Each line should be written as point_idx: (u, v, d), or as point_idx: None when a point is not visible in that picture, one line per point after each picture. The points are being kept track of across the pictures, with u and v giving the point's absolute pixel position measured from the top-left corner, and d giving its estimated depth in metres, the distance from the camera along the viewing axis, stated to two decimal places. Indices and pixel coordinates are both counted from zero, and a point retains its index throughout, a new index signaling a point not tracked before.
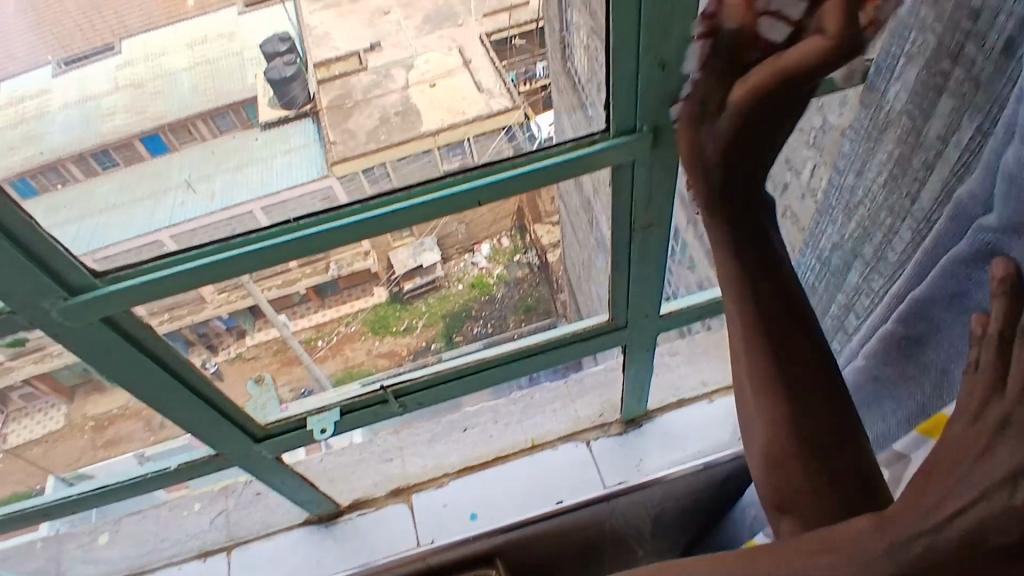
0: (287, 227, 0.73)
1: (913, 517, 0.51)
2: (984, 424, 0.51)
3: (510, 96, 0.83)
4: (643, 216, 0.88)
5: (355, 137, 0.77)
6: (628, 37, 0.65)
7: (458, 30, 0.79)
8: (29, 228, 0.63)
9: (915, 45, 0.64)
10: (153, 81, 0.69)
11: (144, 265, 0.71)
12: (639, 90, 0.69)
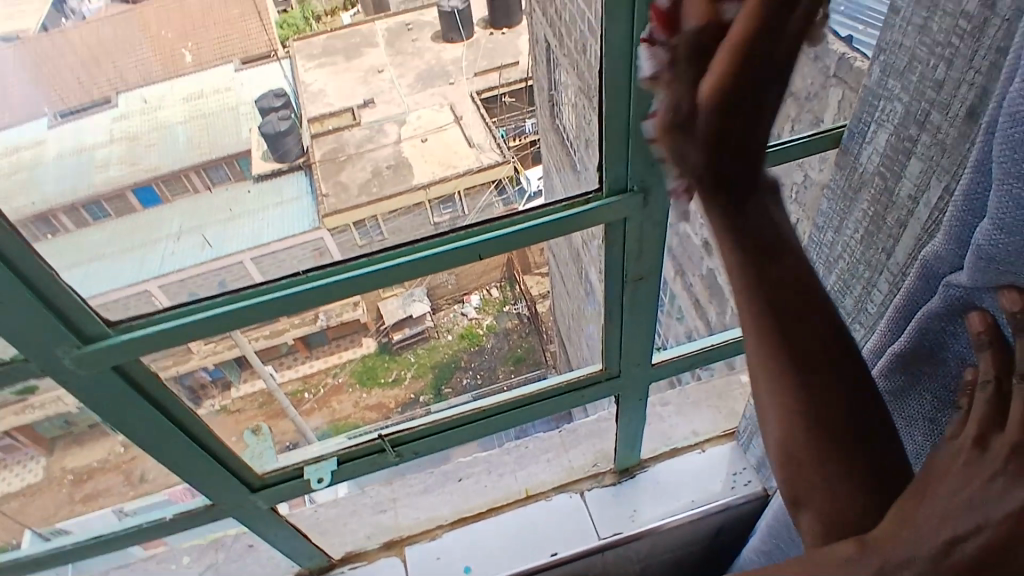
0: (296, 278, 0.69)
1: (905, 543, 0.44)
2: (990, 454, 0.44)
3: (500, 151, 0.85)
4: (634, 269, 0.88)
5: (347, 189, 0.78)
6: (617, 102, 0.67)
7: (449, 88, 0.82)
8: (45, 272, 0.59)
9: (883, 113, 0.67)
10: (150, 134, 0.70)
11: (157, 314, 0.67)
12: (627, 150, 0.71)
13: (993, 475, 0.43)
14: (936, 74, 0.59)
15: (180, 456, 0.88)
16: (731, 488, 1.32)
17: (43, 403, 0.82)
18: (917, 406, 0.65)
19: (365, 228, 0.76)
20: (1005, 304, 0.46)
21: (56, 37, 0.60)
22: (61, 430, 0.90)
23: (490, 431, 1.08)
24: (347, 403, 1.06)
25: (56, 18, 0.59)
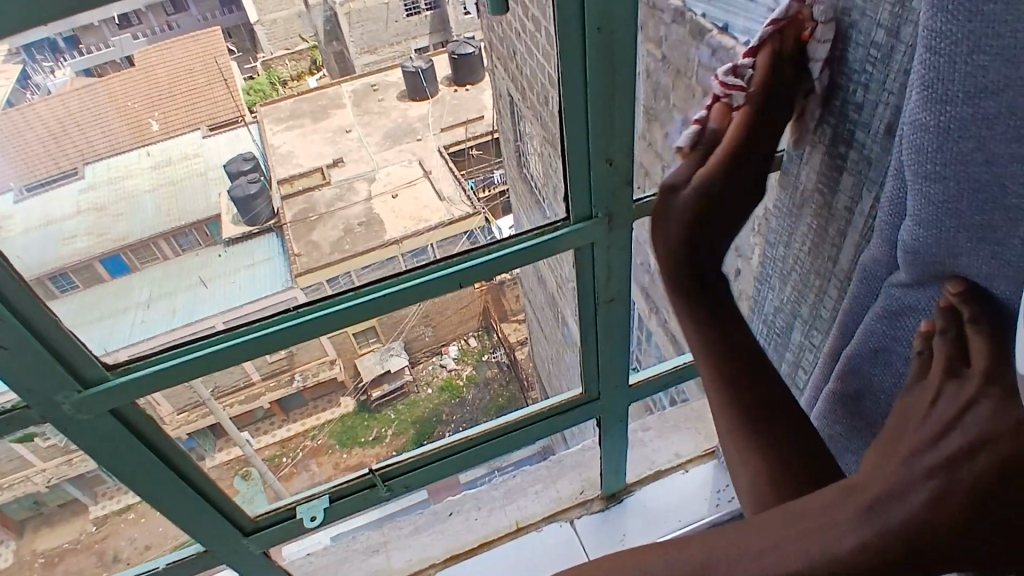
0: (287, 314, 0.71)
1: (893, 476, 0.51)
2: (961, 391, 0.51)
3: (470, 202, 0.87)
4: (607, 290, 0.89)
5: (319, 248, 0.79)
6: (576, 138, 0.70)
7: (417, 144, 0.83)
8: (50, 321, 0.62)
9: (817, 136, 0.70)
10: (117, 205, 0.69)
11: (158, 353, 0.69)
12: (588, 174, 0.73)
13: (970, 401, 0.50)
14: (856, 98, 0.62)
15: (176, 500, 0.85)
16: (715, 506, 1.31)
17: (11, 484, 0.82)
18: (875, 399, 0.67)
19: (336, 280, 0.75)
20: (950, 289, 0.52)
21: (24, 111, 0.57)
22: (30, 511, 0.87)
23: (475, 462, 1.04)
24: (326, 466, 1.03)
25: (22, 94, 0.57)
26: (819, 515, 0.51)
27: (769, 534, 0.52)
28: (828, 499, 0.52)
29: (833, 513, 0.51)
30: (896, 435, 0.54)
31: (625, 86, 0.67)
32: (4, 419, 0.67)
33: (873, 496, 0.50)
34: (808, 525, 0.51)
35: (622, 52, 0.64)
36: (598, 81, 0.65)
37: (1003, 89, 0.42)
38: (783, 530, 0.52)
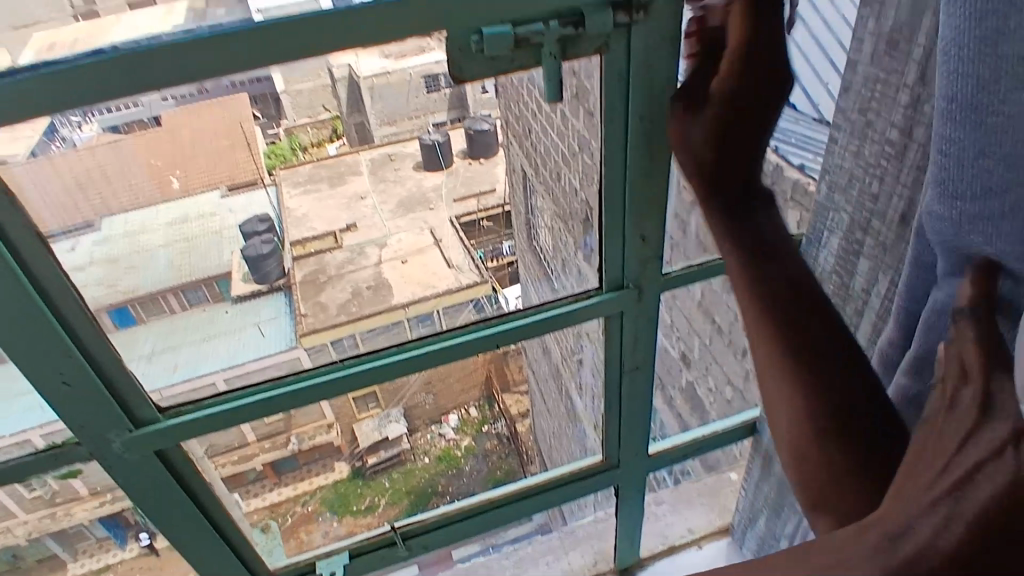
0: (337, 365, 0.79)
1: (912, 501, 0.43)
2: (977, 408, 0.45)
3: (478, 270, 0.90)
4: (632, 359, 0.91)
5: (327, 309, 0.81)
6: (614, 208, 0.76)
7: (429, 213, 0.86)
8: (111, 357, 0.69)
9: (834, 222, 0.72)
10: (129, 258, 0.70)
11: (223, 396, 0.76)
12: (623, 239, 0.78)
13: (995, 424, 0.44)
14: (871, 189, 0.65)
15: (202, 547, 0.87)
16: None
17: None
18: None
19: (341, 343, 0.80)
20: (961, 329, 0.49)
21: (52, 160, 0.59)
22: (8, 564, 0.87)
23: (489, 527, 1.04)
24: (316, 536, 1.00)
25: (46, 146, 0.58)
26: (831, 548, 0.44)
27: (777, 572, 0.45)
28: (845, 538, 0.45)
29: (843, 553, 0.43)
30: (913, 462, 0.47)
31: (662, 163, 0.74)
32: (52, 452, 0.72)
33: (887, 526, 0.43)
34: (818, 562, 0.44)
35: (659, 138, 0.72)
36: (637, 158, 0.72)
37: (1008, 190, 0.46)
38: (795, 566, 0.44)
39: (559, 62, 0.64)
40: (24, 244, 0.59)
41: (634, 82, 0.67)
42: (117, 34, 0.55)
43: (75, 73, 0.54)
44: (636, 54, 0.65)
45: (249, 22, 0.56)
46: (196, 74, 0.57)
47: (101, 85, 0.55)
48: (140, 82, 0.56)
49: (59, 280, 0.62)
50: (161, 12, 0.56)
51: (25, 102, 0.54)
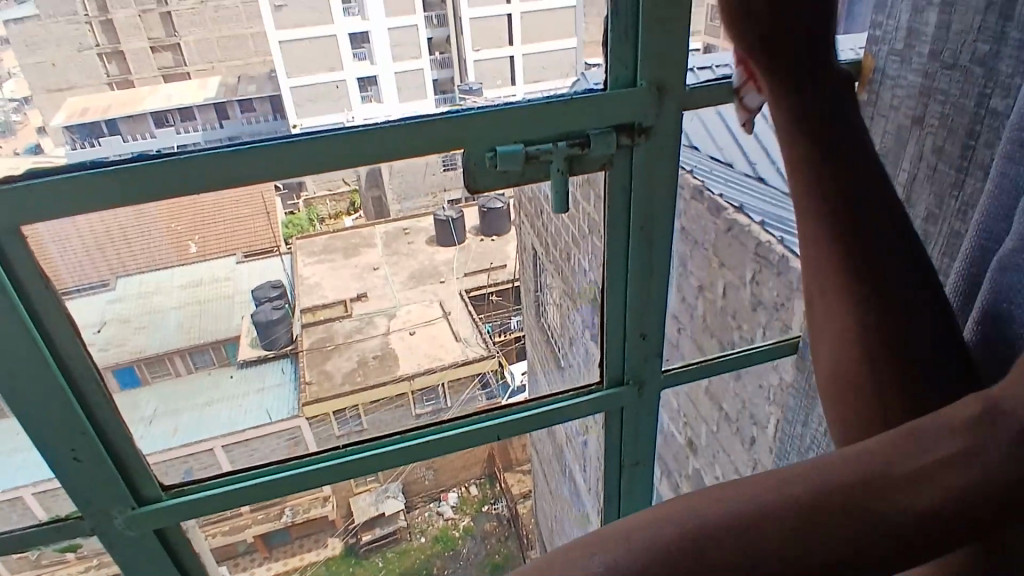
0: (367, 444, 0.78)
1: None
2: None
3: (484, 344, 0.92)
4: (632, 452, 0.91)
5: (331, 378, 0.83)
6: (615, 305, 0.79)
7: (439, 286, 0.87)
8: (120, 427, 0.68)
9: None
10: (141, 317, 0.71)
11: (233, 474, 0.75)
12: (624, 333, 0.81)
13: None
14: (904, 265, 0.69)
15: None
16: None
17: None
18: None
19: (343, 415, 0.83)
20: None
21: (76, 225, 0.60)
22: None
23: None
24: None
25: None
26: (895, 461, 0.36)
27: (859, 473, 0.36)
28: (958, 421, 0.37)
29: (913, 487, 0.35)
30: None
31: (661, 261, 0.78)
32: (56, 524, 0.70)
33: (968, 464, 0.35)
34: (881, 477, 0.35)
35: (658, 243, 0.76)
36: (638, 261, 0.76)
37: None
38: (897, 472, 0.35)
39: (566, 177, 0.70)
40: (51, 321, 0.61)
41: (636, 190, 0.73)
42: (150, 103, 0.60)
43: (114, 177, 0.58)
44: (638, 169, 0.72)
45: (284, 134, 0.62)
46: (239, 185, 0.62)
47: (145, 182, 0.59)
48: (173, 180, 0.60)
49: (84, 361, 0.64)
50: (193, 85, 0.61)
51: (67, 194, 0.57)
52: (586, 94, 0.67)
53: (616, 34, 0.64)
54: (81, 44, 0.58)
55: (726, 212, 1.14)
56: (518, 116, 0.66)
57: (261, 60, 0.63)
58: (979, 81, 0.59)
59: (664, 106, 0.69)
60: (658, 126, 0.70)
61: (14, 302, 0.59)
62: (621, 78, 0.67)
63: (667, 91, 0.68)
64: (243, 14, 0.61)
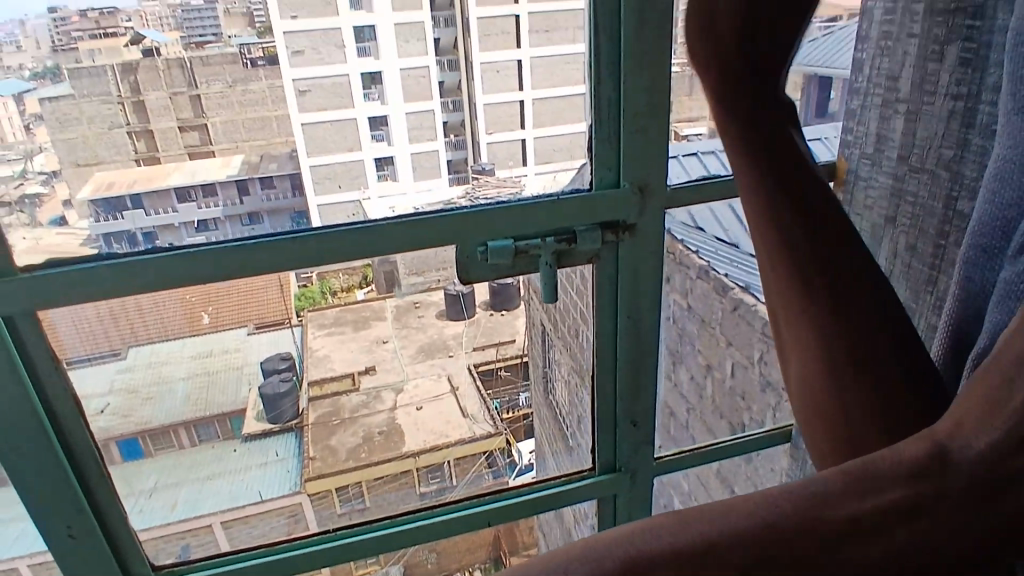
0: (349, 529, 0.77)
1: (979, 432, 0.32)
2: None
3: (493, 422, 0.91)
4: None
5: (335, 453, 0.82)
6: (605, 392, 0.80)
7: (448, 360, 0.85)
8: (116, 506, 0.69)
9: None
10: (149, 388, 0.71)
11: (215, 557, 0.74)
12: (614, 419, 0.81)
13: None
14: None
15: None
16: None
17: None
18: None
19: (345, 491, 0.82)
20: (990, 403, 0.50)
21: (95, 307, 0.62)
22: None
23: None
24: None
25: None
26: (836, 507, 0.32)
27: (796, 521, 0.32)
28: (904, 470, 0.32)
29: (856, 536, 0.31)
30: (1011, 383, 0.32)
31: (648, 350, 0.79)
32: None
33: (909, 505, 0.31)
34: (821, 527, 0.31)
35: (648, 334, 0.78)
36: (627, 351, 0.77)
37: None
38: (841, 523, 0.31)
39: (554, 271, 0.71)
40: (58, 404, 0.63)
41: (623, 283, 0.74)
42: (174, 180, 0.63)
43: (128, 267, 0.60)
44: (624, 263, 0.73)
45: (288, 228, 0.64)
46: (243, 273, 0.63)
47: (157, 273, 0.61)
48: (181, 269, 0.61)
49: (87, 441, 0.66)
50: (218, 163, 0.64)
51: (84, 284, 0.59)
52: (572, 194, 0.69)
53: (600, 141, 0.68)
54: (112, 123, 0.60)
55: (732, 292, 1.14)
56: (507, 214, 0.68)
57: (283, 140, 0.65)
58: (946, 183, 0.65)
59: (647, 205, 0.71)
60: (642, 222, 0.72)
61: (27, 387, 0.61)
62: (605, 179, 0.70)
63: (650, 191, 0.70)
64: (268, 98, 0.64)
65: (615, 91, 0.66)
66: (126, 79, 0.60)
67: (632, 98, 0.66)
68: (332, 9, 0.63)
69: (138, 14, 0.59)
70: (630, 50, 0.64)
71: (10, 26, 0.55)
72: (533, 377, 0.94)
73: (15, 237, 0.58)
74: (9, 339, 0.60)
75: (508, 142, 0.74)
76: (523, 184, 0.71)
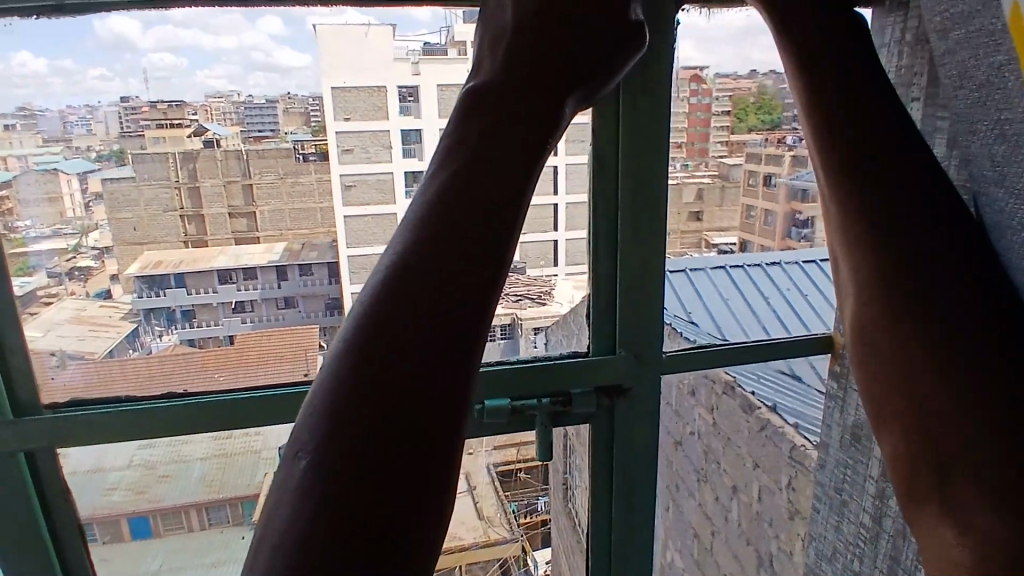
0: None
1: (429, 244, 0.43)
2: (492, 159, 0.47)
3: (510, 527, 0.85)
4: None
5: None
6: (599, 543, 0.78)
7: (466, 457, 0.77)
8: None
9: None
10: (166, 464, 0.68)
11: None
12: (609, 566, 0.78)
13: (514, 152, 0.47)
14: (854, 564, 0.73)
15: None
16: None
17: None
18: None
19: None
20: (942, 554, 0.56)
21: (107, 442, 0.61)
22: None
23: None
24: None
25: (125, 348, 0.64)
26: (363, 359, 0.39)
27: (361, 388, 0.38)
28: (402, 295, 0.41)
29: (398, 355, 0.39)
30: (467, 195, 0.45)
31: (644, 509, 0.77)
32: None
33: (466, 170, 0.46)
34: (367, 381, 0.38)
35: (640, 495, 0.76)
36: (620, 508, 0.76)
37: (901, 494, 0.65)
38: (399, 356, 0.39)
39: (550, 430, 0.70)
40: (61, 520, 0.65)
41: (618, 446, 0.73)
42: (220, 262, 0.66)
43: (141, 414, 0.61)
44: (619, 425, 0.72)
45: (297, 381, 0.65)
46: (247, 422, 0.63)
47: (164, 417, 0.61)
48: (195, 423, 0.62)
49: (82, 559, 0.67)
50: (261, 248, 0.67)
51: (103, 427, 0.61)
52: (568, 358, 0.70)
53: (597, 303, 0.69)
54: (167, 207, 0.64)
55: (759, 411, 1.08)
56: (522, 374, 0.67)
57: (325, 231, 0.68)
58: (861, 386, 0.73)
59: (645, 373, 0.70)
60: (638, 389, 0.71)
61: (34, 507, 0.63)
62: (603, 345, 0.70)
63: (646, 361, 0.70)
64: (315, 191, 0.67)
65: (613, 260, 0.68)
66: (186, 166, 0.64)
67: (631, 256, 0.67)
68: (382, 113, 0.66)
69: (204, 108, 0.63)
70: (626, 234, 0.67)
71: (80, 111, 0.60)
72: (551, 482, 0.82)
73: (48, 375, 0.61)
74: (26, 472, 0.61)
75: (541, 240, 0.72)
76: (554, 286, 0.73)
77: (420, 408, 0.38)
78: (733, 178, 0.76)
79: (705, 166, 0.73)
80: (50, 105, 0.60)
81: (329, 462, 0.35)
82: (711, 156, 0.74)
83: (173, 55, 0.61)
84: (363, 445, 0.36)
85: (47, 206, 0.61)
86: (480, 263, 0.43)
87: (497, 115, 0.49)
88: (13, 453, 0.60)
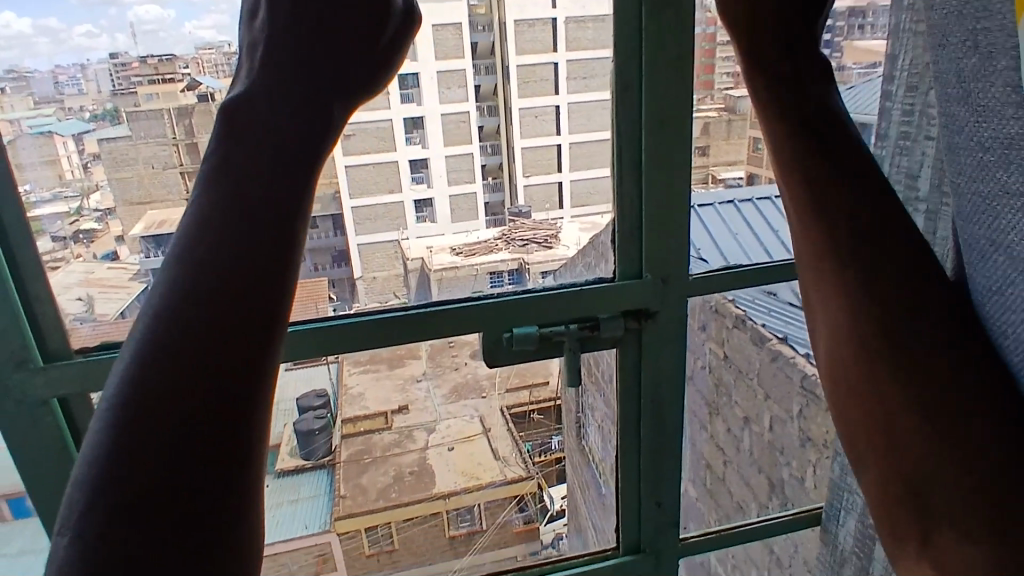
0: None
1: (199, 277, 0.38)
2: (268, 172, 0.42)
3: (524, 466, 0.87)
4: None
5: (366, 493, 0.81)
6: (629, 467, 0.77)
7: (480, 400, 0.80)
8: None
9: (850, 502, 0.80)
10: None
11: None
12: (640, 489, 0.78)
13: (287, 162, 0.43)
14: None
15: None
16: None
17: None
18: None
19: (375, 532, 0.83)
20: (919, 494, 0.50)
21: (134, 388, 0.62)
22: None
23: None
24: None
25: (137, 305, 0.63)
26: (138, 419, 0.34)
27: (139, 448, 0.33)
28: (170, 338, 0.36)
29: (178, 407, 0.34)
30: (233, 216, 0.40)
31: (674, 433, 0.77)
32: None
33: (232, 188, 0.41)
34: (143, 442, 0.33)
35: (670, 424, 0.76)
36: (650, 433, 0.75)
37: None
38: (177, 407, 0.34)
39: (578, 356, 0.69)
40: None
41: (646, 370, 0.73)
42: None
43: None
44: (647, 349, 0.71)
45: (320, 316, 0.63)
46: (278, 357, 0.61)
47: None
48: None
49: None
50: None
51: None
52: (595, 284, 0.68)
53: (621, 228, 0.67)
54: (167, 163, 0.64)
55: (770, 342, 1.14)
56: (539, 303, 0.67)
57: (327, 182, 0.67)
58: None
59: (669, 296, 0.69)
60: (663, 313, 0.70)
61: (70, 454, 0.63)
62: (629, 268, 0.69)
63: (673, 282, 0.69)
64: None
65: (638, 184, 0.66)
66: (182, 122, 0.62)
67: (658, 172, 0.65)
68: None
69: (195, 61, 0.61)
70: (653, 152, 0.64)
71: (72, 70, 0.59)
72: (565, 421, 0.84)
73: (75, 325, 0.61)
74: (60, 418, 0.62)
75: (546, 183, 0.74)
76: (560, 229, 0.74)
77: (217, 453, 0.34)
78: (740, 110, 0.74)
79: (710, 99, 0.71)
80: (39, 65, 0.59)
81: (117, 534, 0.31)
82: (717, 88, 0.72)
83: (160, 7, 0.59)
84: (163, 498, 0.32)
85: (47, 167, 0.59)
86: (257, 287, 0.38)
87: (269, 123, 0.44)
88: (46, 401, 0.61)
